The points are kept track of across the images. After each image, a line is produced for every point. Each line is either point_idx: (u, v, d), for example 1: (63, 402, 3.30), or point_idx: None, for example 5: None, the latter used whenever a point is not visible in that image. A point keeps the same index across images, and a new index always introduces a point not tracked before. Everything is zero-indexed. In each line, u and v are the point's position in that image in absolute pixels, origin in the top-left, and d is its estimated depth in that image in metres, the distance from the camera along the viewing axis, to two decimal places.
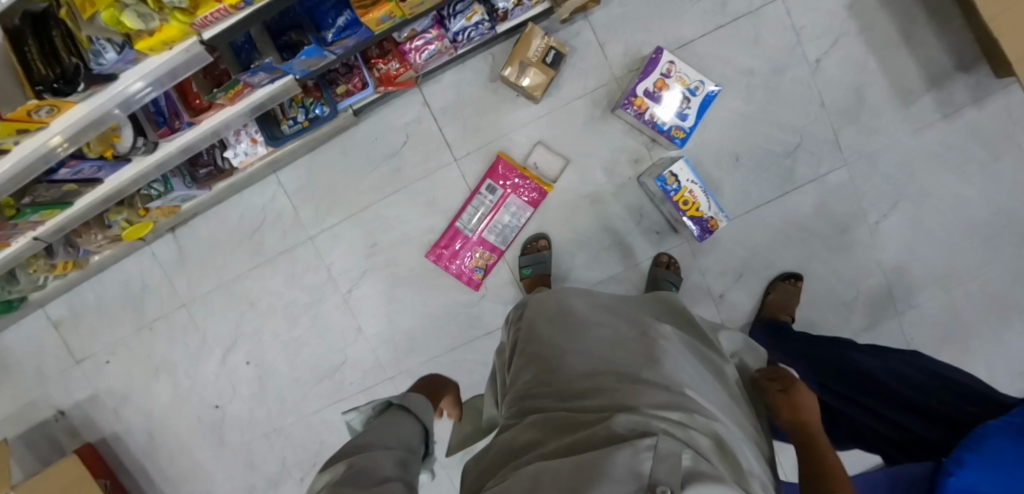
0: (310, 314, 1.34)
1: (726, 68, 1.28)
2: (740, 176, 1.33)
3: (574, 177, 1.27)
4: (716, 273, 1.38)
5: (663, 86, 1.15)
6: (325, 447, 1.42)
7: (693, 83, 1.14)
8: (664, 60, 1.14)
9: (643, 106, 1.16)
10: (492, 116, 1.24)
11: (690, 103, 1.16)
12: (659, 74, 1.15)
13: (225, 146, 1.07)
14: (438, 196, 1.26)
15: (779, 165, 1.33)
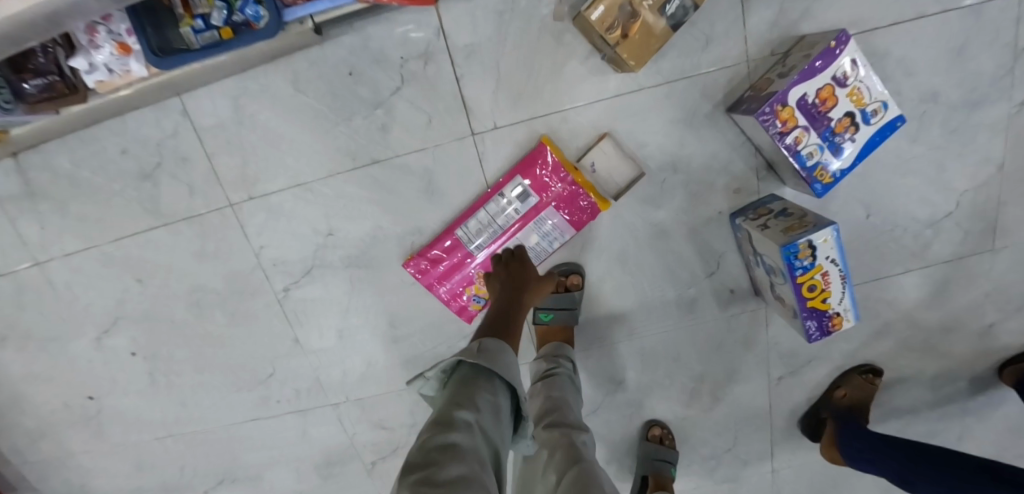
0: (226, 306, 0.93)
1: (908, 78, 0.82)
2: (868, 237, 0.92)
3: (644, 195, 0.84)
4: (784, 352, 0.99)
5: (830, 99, 0.71)
6: (238, 464, 1.08)
7: (874, 105, 0.72)
8: (846, 57, 0.70)
9: (789, 121, 0.72)
10: (545, 79, 0.78)
11: (857, 134, 0.74)
12: (830, 77, 0.71)
13: (73, 50, 0.64)
14: (439, 184, 0.83)
15: (927, 231, 0.92)
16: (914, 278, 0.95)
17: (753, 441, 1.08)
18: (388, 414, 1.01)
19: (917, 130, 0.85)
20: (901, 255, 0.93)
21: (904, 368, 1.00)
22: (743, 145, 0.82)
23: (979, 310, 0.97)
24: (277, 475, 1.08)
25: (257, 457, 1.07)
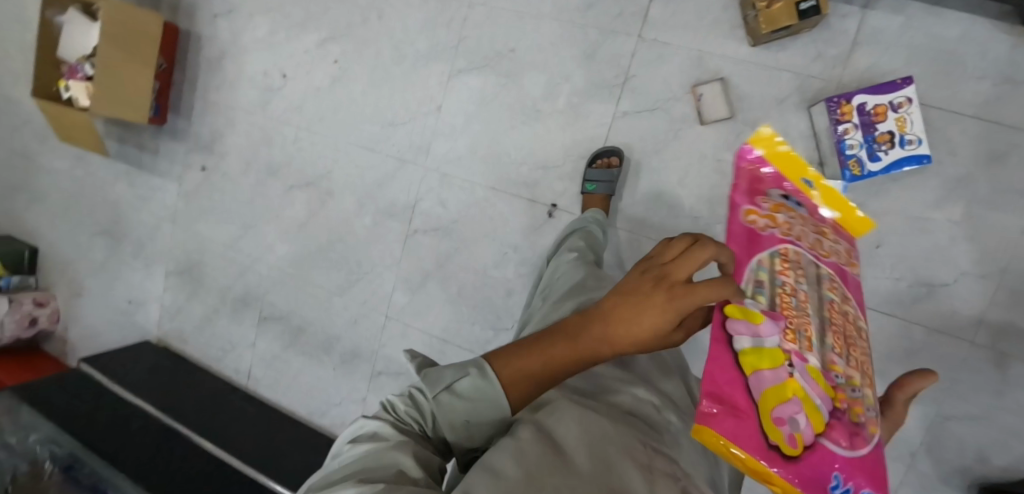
0: (415, 59, 1.30)
1: (958, 163, 1.01)
2: (868, 271, 1.08)
3: (722, 137, 1.12)
4: None
5: (880, 115, 0.97)
6: (328, 177, 1.40)
7: (909, 135, 0.96)
8: (906, 91, 0.95)
9: (846, 115, 0.99)
10: (705, 27, 1.10)
11: (889, 150, 0.97)
12: (889, 101, 0.97)
13: None
14: (598, 55, 1.17)
15: (912, 293, 1.06)
16: (895, 331, 1.09)
17: None
18: (454, 197, 1.31)
19: (946, 205, 1.03)
20: (889, 303, 1.08)
21: None
22: (808, 139, 1.07)
23: (935, 394, 1.07)
24: (346, 200, 1.39)
25: (346, 179, 1.39)
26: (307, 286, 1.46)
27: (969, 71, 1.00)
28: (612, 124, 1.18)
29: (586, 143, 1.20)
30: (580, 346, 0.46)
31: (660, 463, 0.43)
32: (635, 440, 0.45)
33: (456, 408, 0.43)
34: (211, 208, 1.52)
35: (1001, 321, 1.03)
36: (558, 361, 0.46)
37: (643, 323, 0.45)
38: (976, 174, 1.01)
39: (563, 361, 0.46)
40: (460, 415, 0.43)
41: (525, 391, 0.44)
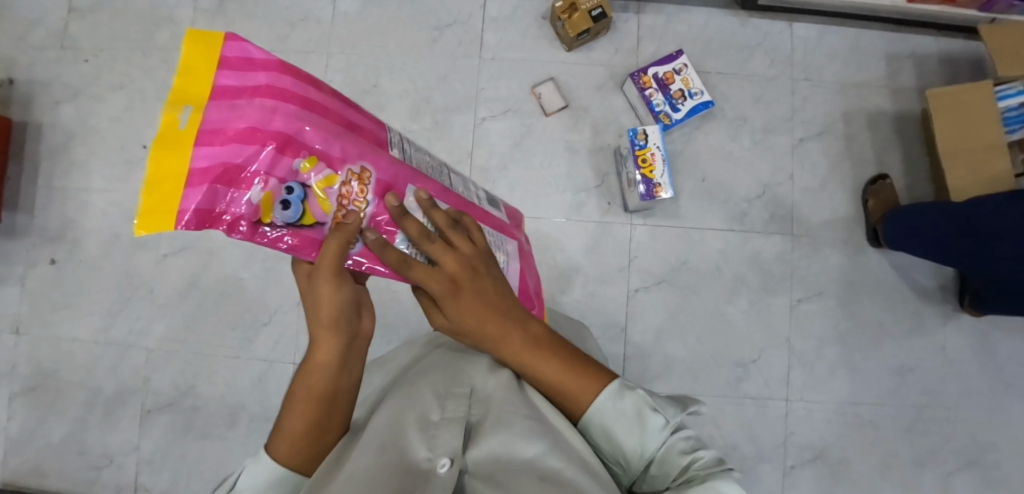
0: None
1: (737, 106, 1.33)
2: (703, 198, 1.31)
3: (566, 121, 1.34)
4: (641, 268, 1.31)
5: (670, 79, 1.26)
6: (207, 236, 1.36)
7: (693, 88, 1.25)
8: (680, 59, 1.26)
9: (647, 84, 1.26)
10: (529, 43, 1.36)
11: (684, 101, 1.25)
12: (672, 68, 1.27)
13: None
14: (451, 77, 1.36)
15: (737, 205, 1.31)
16: (740, 240, 1.31)
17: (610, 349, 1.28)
18: None
19: (736, 136, 1.32)
20: (728, 218, 1.31)
21: (725, 311, 1.30)
22: (629, 111, 1.34)
23: (781, 283, 1.30)
24: (231, 254, 1.36)
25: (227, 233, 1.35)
26: (197, 357, 1.34)
27: (721, 43, 1.34)
28: (475, 129, 1.35)
29: (457, 149, 1.35)
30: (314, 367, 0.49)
31: (452, 407, 0.49)
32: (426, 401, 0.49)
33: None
34: (66, 303, 1.35)
35: (804, 212, 1.31)
36: (321, 392, 0.49)
37: (328, 294, 0.48)
38: (750, 111, 1.33)
39: (324, 384, 0.49)
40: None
41: (302, 438, 0.48)
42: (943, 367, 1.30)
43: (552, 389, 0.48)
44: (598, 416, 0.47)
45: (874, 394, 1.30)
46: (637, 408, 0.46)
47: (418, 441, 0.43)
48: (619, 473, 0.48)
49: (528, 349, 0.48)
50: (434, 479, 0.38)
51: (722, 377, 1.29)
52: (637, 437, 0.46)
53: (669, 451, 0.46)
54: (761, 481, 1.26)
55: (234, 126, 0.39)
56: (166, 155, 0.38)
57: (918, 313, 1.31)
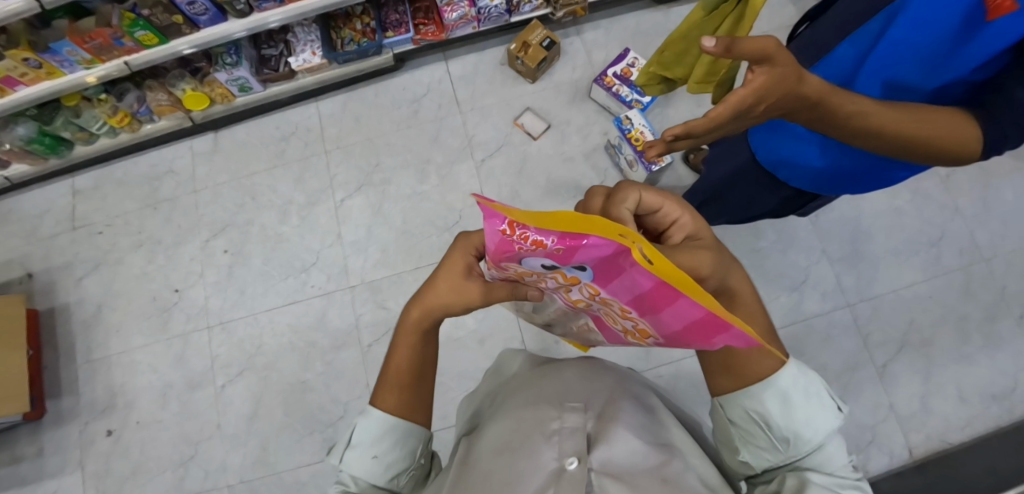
0: (301, 214, 1.47)
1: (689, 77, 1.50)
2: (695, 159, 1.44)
3: (554, 139, 1.47)
4: None
5: (629, 73, 1.43)
6: (258, 353, 1.37)
7: None
8: (631, 56, 1.45)
9: (612, 83, 1.42)
10: (497, 86, 1.52)
11: (648, 85, 1.42)
12: (626, 64, 1.44)
13: (291, 54, 1.40)
14: (441, 136, 1.50)
15: None
16: None
17: None
18: (389, 295, 1.39)
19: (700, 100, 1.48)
20: None
21: (758, 248, 1.39)
22: (604, 112, 1.49)
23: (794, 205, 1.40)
24: (287, 362, 1.36)
25: (278, 343, 1.37)
26: (280, 479, 1.28)
27: (655, 35, 1.54)
28: (478, 172, 1.46)
29: (468, 194, 1.45)
30: (410, 327, 0.55)
31: (570, 416, 0.48)
32: (538, 417, 0.48)
33: (362, 453, 0.52)
34: (129, 472, 1.29)
35: None
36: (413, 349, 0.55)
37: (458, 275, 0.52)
38: None
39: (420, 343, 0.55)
40: (367, 455, 0.52)
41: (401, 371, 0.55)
42: (965, 224, 1.39)
43: (742, 362, 0.48)
44: (784, 383, 0.47)
45: (920, 270, 1.37)
46: (810, 388, 0.48)
47: (550, 459, 0.44)
48: (754, 455, 0.49)
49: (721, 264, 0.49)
50: (565, 476, 0.42)
51: (779, 307, 1.35)
52: (815, 417, 0.47)
53: (832, 441, 0.47)
54: (861, 386, 1.30)
55: (626, 275, 0.34)
56: (672, 277, 0.31)
57: (917, 184, 1.43)
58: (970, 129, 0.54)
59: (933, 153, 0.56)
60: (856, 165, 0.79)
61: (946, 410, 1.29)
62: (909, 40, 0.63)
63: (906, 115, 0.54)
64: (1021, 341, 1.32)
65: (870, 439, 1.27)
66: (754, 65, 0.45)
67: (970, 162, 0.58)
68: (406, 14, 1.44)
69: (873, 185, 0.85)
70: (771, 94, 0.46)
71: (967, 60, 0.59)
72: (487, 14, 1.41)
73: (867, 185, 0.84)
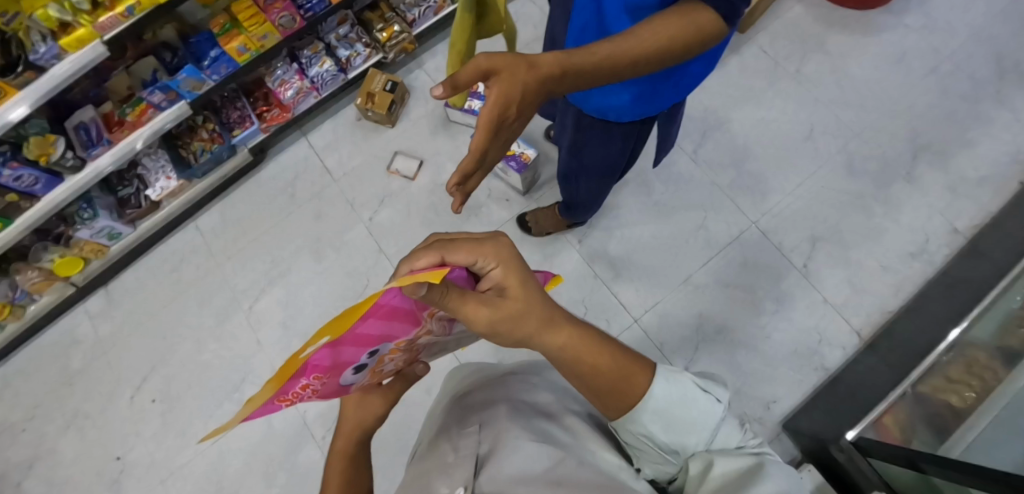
0: (217, 335, 1.44)
1: None
2: None
3: (432, 172, 1.48)
4: None
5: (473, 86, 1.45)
6: (219, 486, 1.33)
7: None
8: None
9: (462, 101, 1.44)
10: (361, 142, 1.52)
11: None
12: None
13: (147, 185, 1.38)
14: (324, 209, 1.49)
15: None
16: None
17: (599, 298, 1.34)
18: None
19: None
20: None
21: (655, 201, 1.40)
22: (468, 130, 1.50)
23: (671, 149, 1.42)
24: (251, 483, 1.32)
25: (235, 470, 1.33)
26: None
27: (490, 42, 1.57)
28: (370, 230, 1.45)
29: (368, 254, 1.44)
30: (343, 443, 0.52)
31: (466, 444, 0.46)
32: (434, 456, 0.46)
33: None
34: None
35: None
36: (342, 477, 0.50)
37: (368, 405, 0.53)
38: None
39: (347, 473, 0.51)
40: None
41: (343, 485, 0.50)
42: (829, 111, 1.45)
43: (617, 386, 0.42)
44: (654, 403, 0.43)
45: (804, 166, 1.41)
46: (686, 393, 0.44)
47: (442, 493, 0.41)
48: (648, 466, 0.47)
49: (583, 341, 0.41)
50: None
51: (693, 248, 1.36)
52: (697, 423, 0.45)
53: (725, 436, 0.45)
54: (792, 293, 1.33)
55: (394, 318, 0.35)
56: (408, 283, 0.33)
57: (774, 89, 1.48)
58: (700, 10, 0.56)
59: (693, 45, 0.58)
60: (657, 84, 0.76)
61: (876, 285, 1.31)
62: None
63: (647, 33, 0.55)
64: (915, 197, 1.38)
65: (819, 339, 1.29)
66: (484, 83, 0.46)
67: (723, 33, 0.59)
68: (245, 107, 1.43)
69: (688, 90, 0.82)
70: (514, 96, 0.47)
71: None
72: (322, 80, 1.43)
73: (683, 92, 0.81)
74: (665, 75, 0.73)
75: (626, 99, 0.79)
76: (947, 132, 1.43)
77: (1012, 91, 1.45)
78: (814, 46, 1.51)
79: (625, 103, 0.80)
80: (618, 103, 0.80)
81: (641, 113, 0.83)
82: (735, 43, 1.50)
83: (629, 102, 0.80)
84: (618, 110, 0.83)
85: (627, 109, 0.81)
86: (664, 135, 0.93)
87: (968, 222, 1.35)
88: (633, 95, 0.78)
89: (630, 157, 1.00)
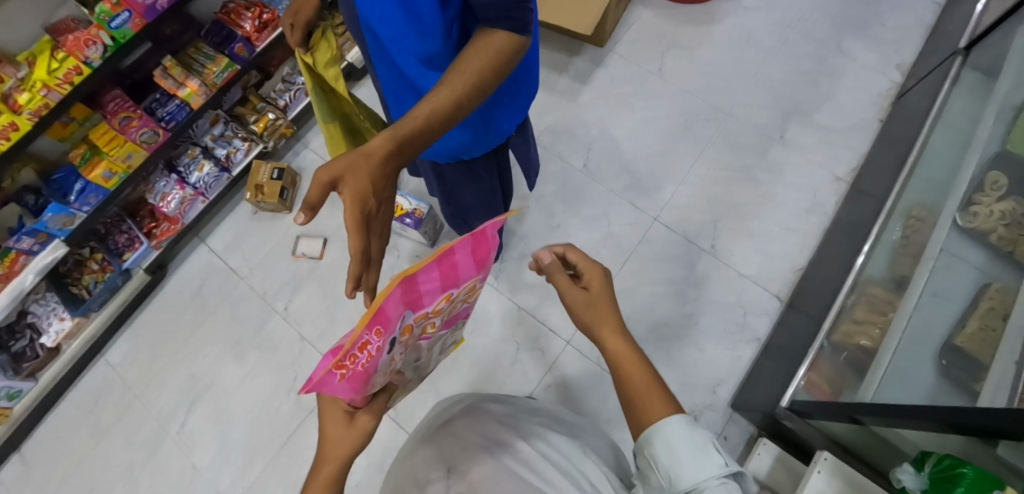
0: (147, 471, 1.34)
1: None
2: None
3: (338, 246, 1.47)
4: None
5: None
6: None
7: None
8: None
9: None
10: (261, 235, 1.50)
11: None
12: None
13: (40, 332, 1.33)
14: (236, 310, 1.44)
15: None
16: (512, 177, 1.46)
17: (528, 329, 1.33)
18: (273, 486, 1.29)
19: None
20: None
21: (560, 220, 1.41)
22: None
23: (561, 168, 1.45)
24: None
25: None
26: None
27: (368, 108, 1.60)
28: (288, 319, 1.41)
29: (290, 344, 1.39)
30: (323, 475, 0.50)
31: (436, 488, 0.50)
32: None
33: None
34: None
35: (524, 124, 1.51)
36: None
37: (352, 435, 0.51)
38: None
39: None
40: None
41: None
42: (698, 98, 1.52)
43: (634, 408, 0.51)
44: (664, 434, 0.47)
45: (689, 153, 1.46)
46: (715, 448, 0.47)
47: None
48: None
49: (632, 354, 0.54)
50: None
51: (606, 256, 1.38)
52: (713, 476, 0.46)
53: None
54: (709, 275, 1.35)
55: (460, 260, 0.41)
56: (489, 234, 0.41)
57: (643, 89, 1.54)
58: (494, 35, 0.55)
59: (505, 66, 0.57)
60: (488, 112, 0.75)
61: (781, 248, 1.37)
62: (388, 25, 0.59)
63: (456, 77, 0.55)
64: (794, 158, 1.45)
65: (744, 312, 1.32)
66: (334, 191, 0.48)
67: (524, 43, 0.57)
68: (131, 228, 1.39)
69: (525, 103, 0.82)
70: (366, 189, 0.47)
71: (425, 12, 0.54)
72: (206, 183, 1.42)
73: (519, 112, 0.81)
74: (490, 103, 0.72)
75: (467, 135, 0.78)
76: (807, 92, 1.53)
77: (851, 42, 1.58)
78: (671, 43, 1.59)
79: (468, 138, 0.79)
80: (462, 140, 0.79)
81: (491, 140, 0.83)
82: (596, 57, 1.57)
83: (473, 136, 0.79)
84: (467, 146, 0.82)
85: (474, 142, 0.81)
86: (523, 160, 0.97)
87: (845, 170, 1.43)
88: (470, 130, 0.77)
89: (503, 183, 1.00)
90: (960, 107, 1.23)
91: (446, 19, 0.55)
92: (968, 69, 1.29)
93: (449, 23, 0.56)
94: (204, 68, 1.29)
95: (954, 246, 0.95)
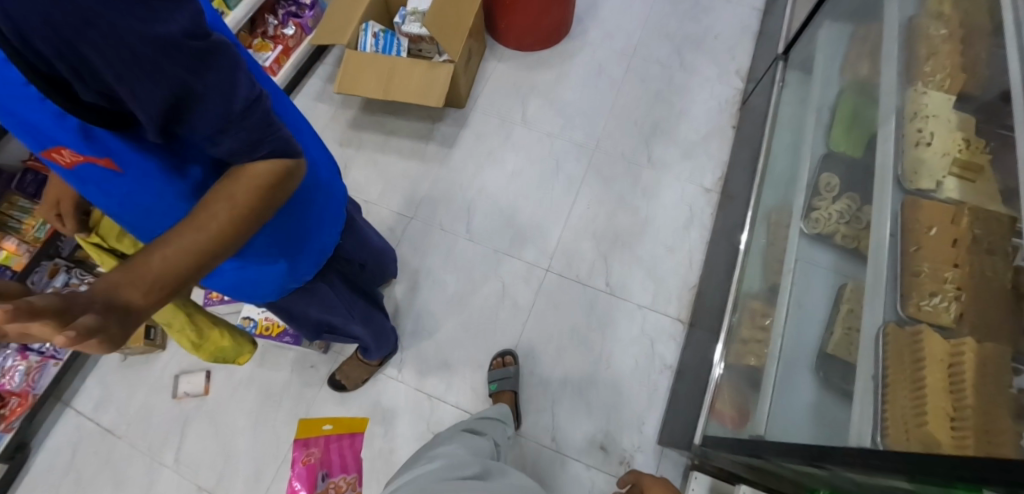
0: None
1: None
2: None
3: (225, 375, 1.34)
4: None
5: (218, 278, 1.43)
6: None
7: None
8: None
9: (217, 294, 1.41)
10: (134, 383, 1.34)
11: None
12: None
13: None
14: (117, 476, 1.26)
15: None
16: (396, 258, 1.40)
17: (445, 414, 1.26)
18: None
19: None
20: None
21: (454, 293, 1.36)
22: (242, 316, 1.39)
23: (445, 238, 1.41)
24: None
25: None
26: None
27: None
28: (178, 473, 1.25)
29: None
30: None
31: None
32: None
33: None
34: None
35: (398, 200, 1.46)
36: None
37: None
38: None
39: None
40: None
41: None
42: (565, 138, 1.53)
43: None
44: None
45: (567, 195, 1.46)
46: None
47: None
48: None
49: None
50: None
51: (507, 318, 1.34)
52: None
53: None
54: (612, 314, 1.34)
55: None
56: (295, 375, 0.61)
57: (510, 139, 1.53)
58: (244, 175, 0.40)
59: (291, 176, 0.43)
60: (298, 239, 0.65)
61: (672, 270, 1.38)
62: (120, 193, 0.49)
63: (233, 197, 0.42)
64: (666, 178, 1.49)
65: (652, 342, 1.31)
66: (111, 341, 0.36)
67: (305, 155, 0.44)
68: None
69: (342, 212, 0.74)
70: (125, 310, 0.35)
71: (149, 173, 0.45)
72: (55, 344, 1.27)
73: (338, 222, 0.73)
74: (292, 231, 0.62)
75: (283, 270, 0.67)
76: (662, 112, 1.58)
77: (691, 57, 1.66)
78: (528, 90, 1.60)
79: (287, 271, 0.67)
80: (280, 275, 0.67)
81: (320, 260, 0.72)
82: (456, 119, 1.56)
83: (292, 268, 0.68)
84: (293, 277, 0.70)
85: (297, 271, 0.70)
86: (375, 245, 0.95)
87: (713, 179, 1.49)
88: (285, 264, 0.66)
89: (367, 275, 0.96)
90: (792, 107, 1.32)
91: (189, 182, 0.47)
92: (791, 70, 1.38)
93: (196, 184, 0.48)
94: (21, 223, 1.18)
95: (808, 252, 0.99)
